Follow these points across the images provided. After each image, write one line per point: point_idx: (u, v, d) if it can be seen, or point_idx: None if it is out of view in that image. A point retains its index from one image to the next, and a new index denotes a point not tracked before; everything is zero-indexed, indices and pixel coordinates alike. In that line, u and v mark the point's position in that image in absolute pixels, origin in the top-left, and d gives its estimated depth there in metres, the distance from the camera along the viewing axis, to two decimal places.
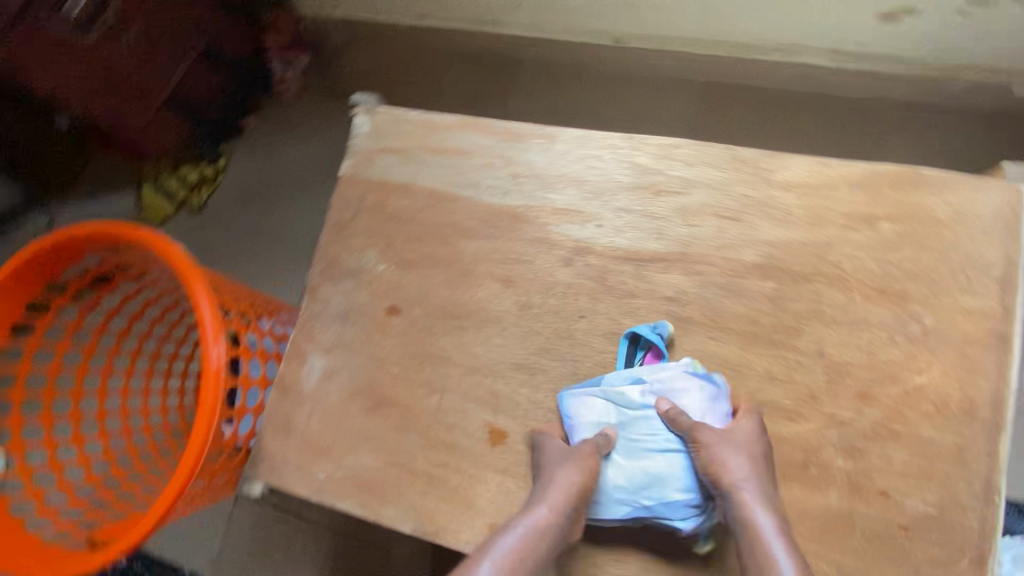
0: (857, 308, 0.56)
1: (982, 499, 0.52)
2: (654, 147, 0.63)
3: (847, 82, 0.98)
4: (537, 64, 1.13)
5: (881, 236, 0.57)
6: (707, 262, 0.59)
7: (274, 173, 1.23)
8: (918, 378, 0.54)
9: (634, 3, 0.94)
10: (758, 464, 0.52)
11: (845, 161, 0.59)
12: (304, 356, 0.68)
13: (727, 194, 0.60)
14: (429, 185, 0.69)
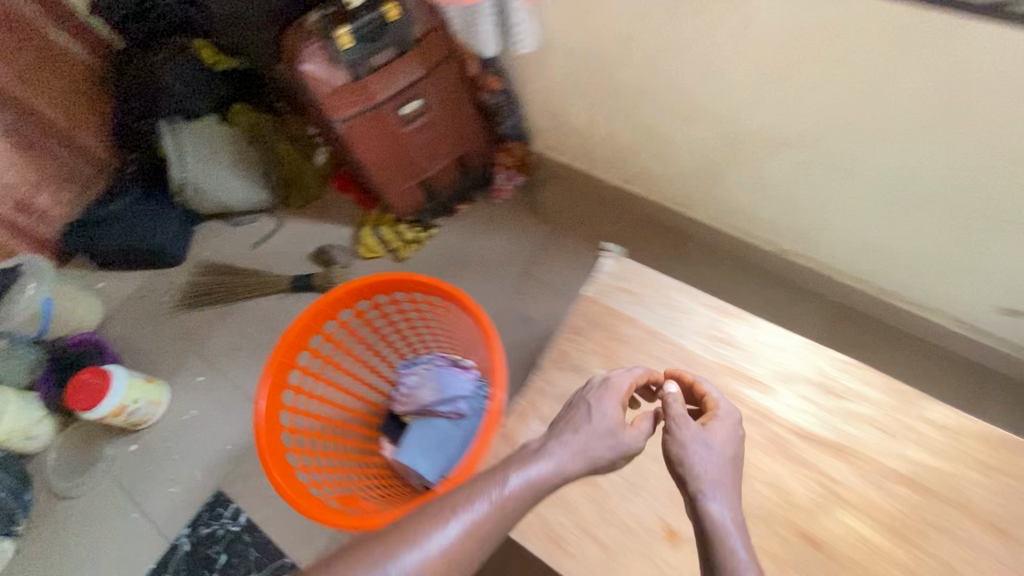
0: (966, 532, 0.73)
1: None
2: (831, 356, 0.84)
3: (944, 336, 1.22)
4: (711, 240, 1.41)
5: (991, 485, 0.75)
6: (859, 459, 0.77)
7: (466, 252, 1.52)
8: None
9: (805, 232, 1.23)
10: (720, 476, 0.66)
11: (970, 415, 0.79)
12: (525, 422, 0.88)
13: (883, 411, 0.80)
14: (652, 326, 0.91)
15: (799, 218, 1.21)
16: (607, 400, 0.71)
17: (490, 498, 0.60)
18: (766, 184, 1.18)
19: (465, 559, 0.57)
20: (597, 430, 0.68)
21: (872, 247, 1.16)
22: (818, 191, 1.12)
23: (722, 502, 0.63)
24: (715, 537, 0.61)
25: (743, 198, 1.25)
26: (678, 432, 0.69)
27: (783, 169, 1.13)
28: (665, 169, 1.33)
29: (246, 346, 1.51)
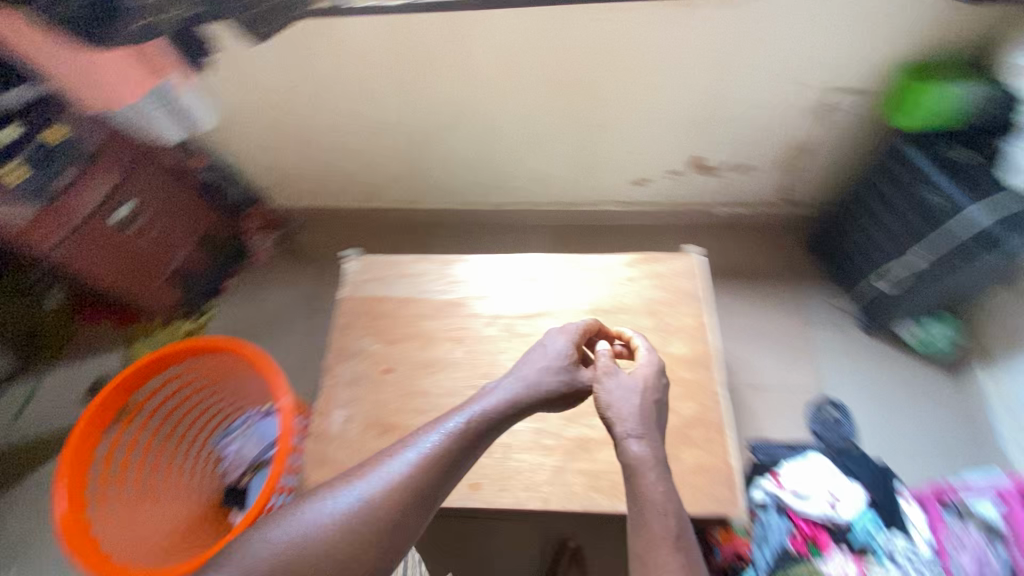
0: (636, 324, 1.08)
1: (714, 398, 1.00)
2: (529, 258, 1.18)
3: (629, 216, 1.59)
4: (450, 221, 1.65)
5: (638, 289, 1.12)
6: (562, 314, 1.10)
7: (250, 319, 1.58)
8: (688, 350, 1.04)
9: (503, 185, 1.53)
10: (644, 415, 0.78)
11: (613, 255, 1.17)
12: (329, 412, 1.02)
13: (565, 278, 1.14)
14: (400, 295, 1.14)
15: (493, 175, 1.49)
16: (552, 351, 0.83)
17: (446, 430, 0.73)
18: (455, 160, 1.45)
19: (424, 484, 0.70)
20: (544, 372, 0.80)
21: (547, 175, 1.48)
22: (489, 151, 1.42)
23: (637, 440, 0.76)
24: (631, 469, 0.75)
25: (447, 177, 1.51)
26: (603, 381, 0.81)
27: (458, 146, 1.41)
28: (381, 179, 1.54)
29: (46, 519, 1.36)
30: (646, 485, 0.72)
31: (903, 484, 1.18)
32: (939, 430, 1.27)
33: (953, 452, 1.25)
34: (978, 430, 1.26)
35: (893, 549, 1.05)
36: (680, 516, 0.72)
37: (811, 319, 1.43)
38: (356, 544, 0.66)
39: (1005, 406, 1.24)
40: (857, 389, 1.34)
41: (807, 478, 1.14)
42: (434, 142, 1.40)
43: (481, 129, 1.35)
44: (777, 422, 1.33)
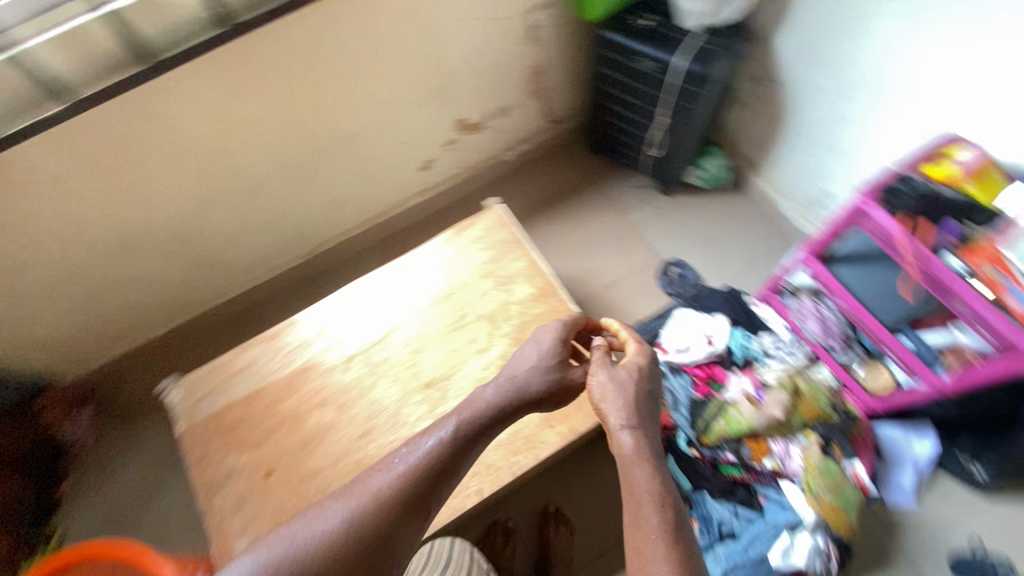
0: (478, 291, 1.09)
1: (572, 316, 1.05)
2: (353, 286, 1.13)
3: (437, 200, 1.60)
4: (273, 294, 1.54)
5: (464, 260, 1.13)
6: (408, 320, 1.08)
7: (108, 511, 1.34)
8: (533, 290, 1.09)
9: (301, 233, 1.45)
10: (630, 405, 0.80)
11: (428, 242, 1.17)
12: (231, 548, 0.92)
13: (395, 286, 1.12)
14: (244, 393, 1.04)
15: (285, 230, 1.42)
16: (541, 351, 0.88)
17: (439, 433, 0.75)
18: (234, 235, 1.35)
19: (420, 486, 0.70)
20: (533, 371, 0.85)
21: (336, 203, 1.43)
22: (264, 211, 1.34)
23: (629, 431, 0.78)
24: (627, 460, 0.77)
25: (239, 256, 1.40)
26: (598, 374, 0.84)
27: (229, 221, 1.31)
28: (171, 294, 1.38)
29: None
30: (638, 473, 0.75)
31: (748, 295, 1.38)
32: (753, 240, 1.49)
33: (770, 250, 1.47)
34: (778, 224, 1.49)
35: (765, 347, 1.25)
36: (675, 499, 0.74)
37: (624, 208, 1.58)
38: (336, 556, 0.63)
39: (783, 195, 1.44)
40: (684, 241, 1.51)
41: (683, 332, 1.30)
42: (200, 230, 1.28)
43: (241, 195, 1.27)
44: (642, 304, 1.46)
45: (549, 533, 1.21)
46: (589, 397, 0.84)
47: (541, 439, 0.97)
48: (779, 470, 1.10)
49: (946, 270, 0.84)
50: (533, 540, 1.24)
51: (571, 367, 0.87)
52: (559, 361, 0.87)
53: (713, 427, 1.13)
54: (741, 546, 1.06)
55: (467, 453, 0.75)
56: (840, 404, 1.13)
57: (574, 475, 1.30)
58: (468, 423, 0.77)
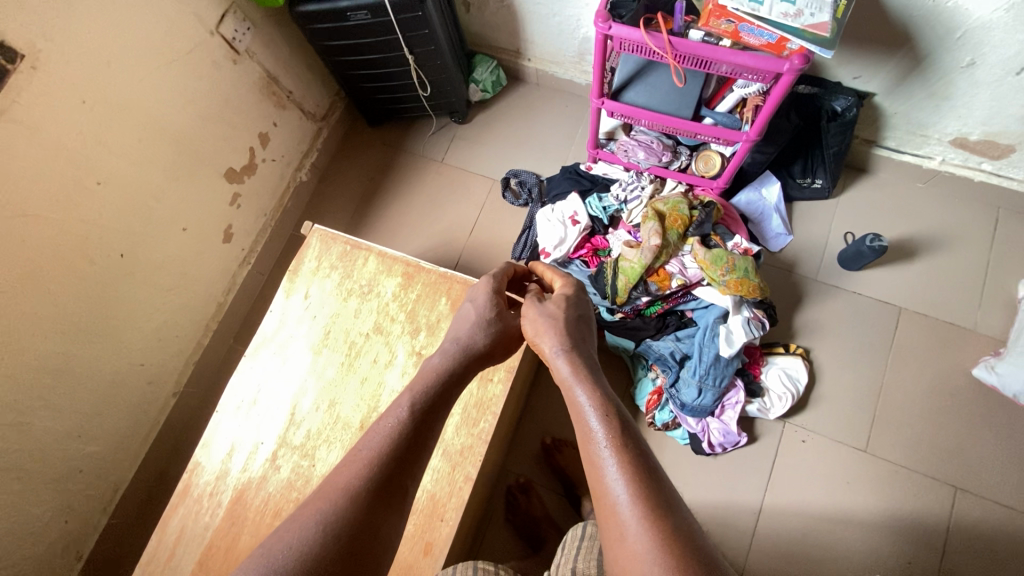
0: (349, 314, 1.01)
1: (448, 278, 1.02)
2: (229, 391, 1.02)
3: (264, 259, 1.48)
4: (168, 450, 1.37)
5: (317, 295, 1.03)
6: (304, 384, 1.00)
7: None
8: (399, 280, 1.02)
9: (150, 377, 1.28)
10: (562, 333, 0.84)
11: (272, 302, 1.05)
12: None
13: (271, 365, 1.02)
14: (194, 562, 0.93)
15: (130, 386, 1.24)
16: (480, 307, 0.89)
17: (395, 415, 0.72)
18: (78, 428, 1.15)
19: (388, 466, 0.66)
20: (475, 327, 0.87)
21: (164, 327, 1.27)
22: (91, 384, 1.15)
23: (564, 357, 0.81)
24: (567, 383, 0.80)
25: (102, 443, 1.22)
26: (529, 313, 0.88)
27: (61, 421, 1.11)
28: (58, 530, 1.17)
29: None
30: (577, 389, 0.77)
31: (582, 164, 1.45)
32: (557, 115, 1.53)
33: (575, 115, 1.53)
34: (566, 89, 1.54)
35: (618, 196, 1.34)
36: (616, 407, 0.75)
37: (437, 156, 1.55)
38: (314, 561, 0.56)
39: (554, 64, 1.48)
40: (504, 152, 1.53)
41: (551, 228, 1.35)
42: (35, 451, 1.07)
43: (54, 389, 1.07)
44: (507, 227, 1.47)
45: (559, 461, 1.24)
46: (525, 335, 0.87)
47: (490, 397, 0.97)
48: (685, 283, 1.18)
49: (697, 44, 0.88)
50: (550, 475, 1.27)
51: (508, 316, 0.91)
52: (497, 311, 0.90)
53: (618, 286, 1.18)
54: (697, 358, 1.16)
55: (432, 428, 0.73)
56: (696, 202, 1.24)
57: (547, 401, 1.33)
58: (421, 395, 0.75)
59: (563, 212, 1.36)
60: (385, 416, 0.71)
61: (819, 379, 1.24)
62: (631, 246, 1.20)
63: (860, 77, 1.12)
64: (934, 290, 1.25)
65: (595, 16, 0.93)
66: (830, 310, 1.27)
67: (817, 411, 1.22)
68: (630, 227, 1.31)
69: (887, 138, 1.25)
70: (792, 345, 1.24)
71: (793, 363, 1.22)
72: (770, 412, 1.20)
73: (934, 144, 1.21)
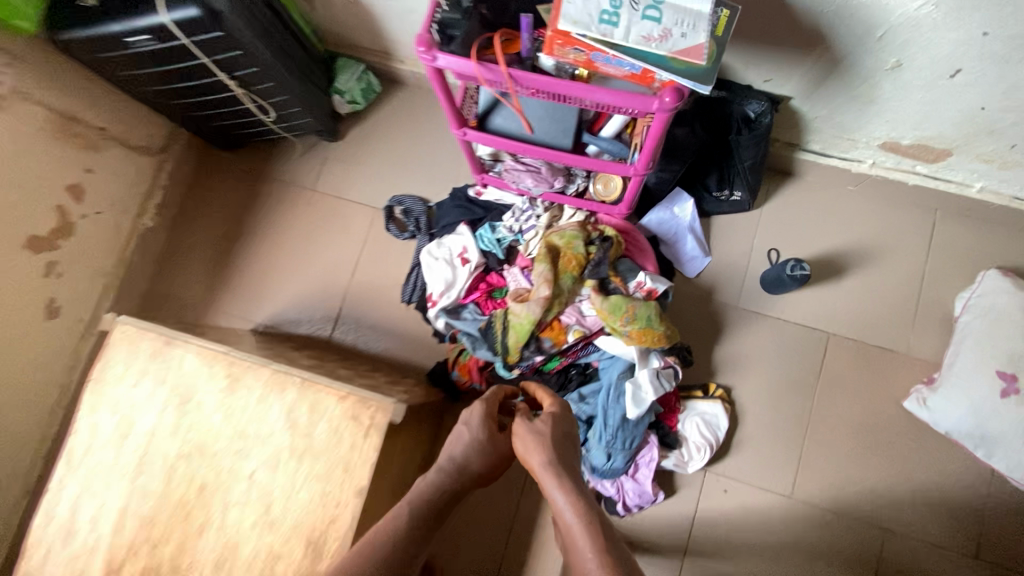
0: (169, 430, 0.84)
1: (283, 377, 0.83)
2: (33, 531, 0.84)
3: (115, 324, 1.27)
4: None
5: (130, 408, 0.86)
6: (121, 519, 0.83)
7: None
8: (224, 384, 0.84)
9: None
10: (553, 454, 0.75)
11: (77, 419, 0.86)
12: None
13: (81, 497, 0.85)
14: None
15: None
16: (475, 430, 0.83)
17: (377, 537, 0.69)
18: None
19: None
20: (471, 450, 0.81)
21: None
22: None
23: (555, 483, 0.72)
24: (559, 516, 0.70)
25: None
26: (519, 430, 0.79)
27: None
28: None
29: None
30: (572, 522, 0.68)
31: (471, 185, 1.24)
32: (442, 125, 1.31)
33: None
34: None
35: (512, 226, 1.15)
36: (616, 548, 0.65)
37: (310, 183, 1.33)
38: None
39: None
40: (384, 174, 1.31)
41: (437, 267, 1.15)
42: None
43: None
44: (394, 263, 1.27)
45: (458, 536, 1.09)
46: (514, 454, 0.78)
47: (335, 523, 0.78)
48: (584, 334, 1.02)
49: (556, 81, 0.68)
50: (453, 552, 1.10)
51: (501, 439, 0.84)
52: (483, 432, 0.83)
53: (509, 343, 1.01)
54: (603, 420, 1.01)
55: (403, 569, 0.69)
56: (594, 235, 1.06)
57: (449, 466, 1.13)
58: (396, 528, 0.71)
59: (451, 248, 1.16)
60: (358, 552, 0.68)
61: (740, 420, 1.11)
62: (516, 299, 1.02)
63: (771, 80, 0.93)
64: (864, 311, 1.12)
65: (416, 40, 0.71)
66: (752, 341, 1.13)
67: (741, 456, 1.09)
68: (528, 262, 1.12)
69: (811, 142, 1.07)
70: (712, 387, 1.11)
71: (712, 408, 1.09)
72: (688, 465, 1.07)
73: (861, 147, 1.04)
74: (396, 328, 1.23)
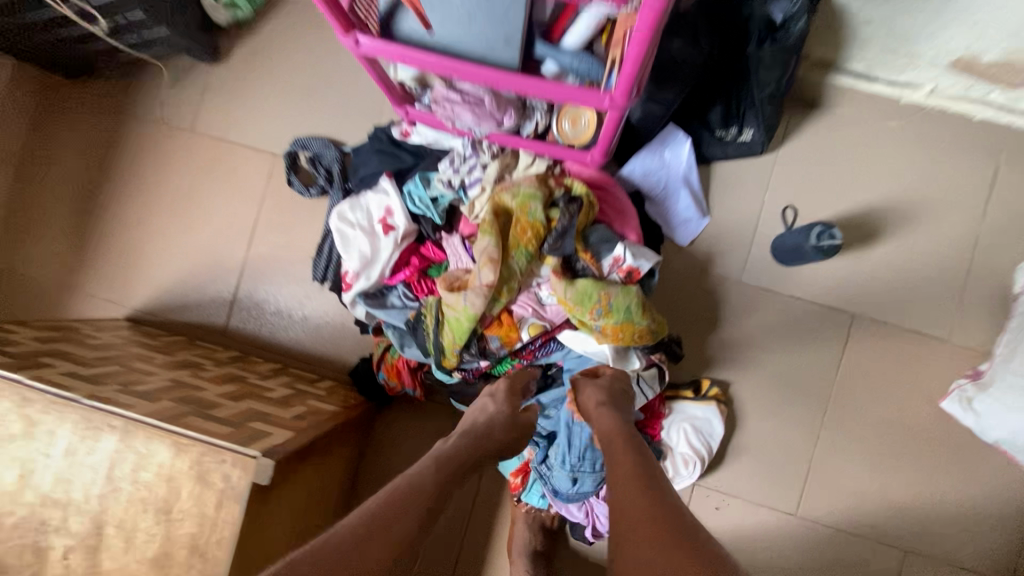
0: None
1: (98, 420, 0.57)
2: None
3: None
4: None
5: None
6: None
7: None
8: (13, 427, 0.58)
9: None
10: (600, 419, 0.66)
11: None
12: None
13: None
14: None
15: None
16: (501, 404, 0.72)
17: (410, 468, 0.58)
18: None
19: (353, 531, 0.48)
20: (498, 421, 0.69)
21: None
22: None
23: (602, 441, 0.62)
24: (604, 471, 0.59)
25: None
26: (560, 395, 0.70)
27: None
28: None
29: None
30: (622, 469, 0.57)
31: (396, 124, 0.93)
32: None
33: None
34: None
35: (449, 180, 0.85)
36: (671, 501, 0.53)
37: (188, 123, 1.01)
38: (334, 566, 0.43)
39: None
40: (285, 110, 0.99)
41: (351, 236, 0.86)
42: None
43: None
44: (302, 229, 0.98)
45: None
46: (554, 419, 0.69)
47: None
48: (543, 330, 0.77)
49: None
50: None
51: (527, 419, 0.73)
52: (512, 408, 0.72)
53: (443, 344, 0.76)
54: (567, 436, 0.79)
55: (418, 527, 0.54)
56: (558, 194, 0.78)
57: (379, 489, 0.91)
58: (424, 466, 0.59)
59: (370, 211, 0.87)
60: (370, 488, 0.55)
61: (738, 423, 0.89)
62: (451, 286, 0.76)
63: None
64: (899, 284, 0.88)
65: None
66: (758, 324, 0.90)
67: (738, 466, 0.89)
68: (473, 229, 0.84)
69: (853, 59, 0.84)
70: (705, 384, 0.88)
71: (704, 411, 0.86)
72: (673, 482, 0.86)
73: (923, 66, 0.81)
74: (308, 313, 0.96)
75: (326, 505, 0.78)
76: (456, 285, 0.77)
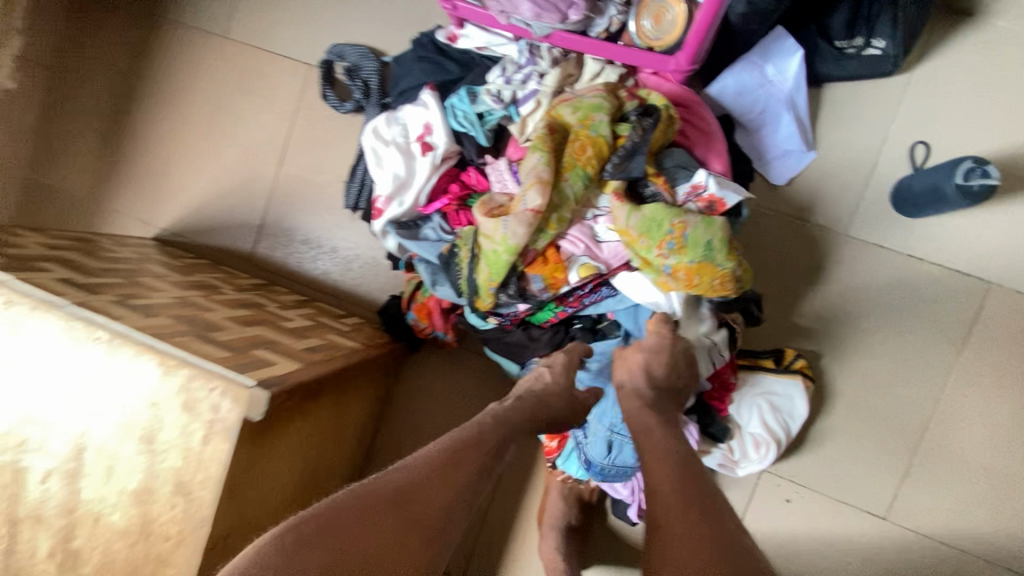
0: None
1: (87, 331, 0.51)
2: None
3: None
4: None
5: None
6: None
7: None
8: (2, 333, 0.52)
9: None
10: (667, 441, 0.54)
11: None
12: None
13: None
14: None
15: None
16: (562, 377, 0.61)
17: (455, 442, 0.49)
18: None
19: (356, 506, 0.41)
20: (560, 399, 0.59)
21: None
22: None
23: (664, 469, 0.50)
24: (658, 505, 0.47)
25: None
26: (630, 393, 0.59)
27: None
28: None
29: None
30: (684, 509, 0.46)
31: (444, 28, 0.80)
32: None
33: None
34: None
35: (500, 92, 0.71)
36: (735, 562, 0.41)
37: (219, 30, 0.92)
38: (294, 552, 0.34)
39: None
40: (322, 16, 0.88)
41: (383, 155, 0.75)
42: None
43: None
44: (335, 152, 0.88)
45: None
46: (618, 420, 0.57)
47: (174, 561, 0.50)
48: (597, 272, 0.64)
49: None
50: None
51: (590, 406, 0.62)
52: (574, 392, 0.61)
53: (477, 282, 0.65)
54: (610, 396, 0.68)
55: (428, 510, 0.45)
56: (627, 109, 0.64)
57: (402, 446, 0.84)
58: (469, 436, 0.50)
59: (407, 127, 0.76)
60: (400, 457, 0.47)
61: (823, 406, 0.75)
62: (491, 212, 0.64)
63: None
64: None
65: None
66: (862, 291, 0.73)
67: (818, 456, 0.75)
68: (521, 152, 0.72)
69: None
70: (788, 354, 0.73)
71: (784, 388, 0.72)
72: (737, 466, 0.74)
73: None
74: (337, 245, 0.88)
75: (339, 452, 0.71)
76: (497, 212, 0.65)
